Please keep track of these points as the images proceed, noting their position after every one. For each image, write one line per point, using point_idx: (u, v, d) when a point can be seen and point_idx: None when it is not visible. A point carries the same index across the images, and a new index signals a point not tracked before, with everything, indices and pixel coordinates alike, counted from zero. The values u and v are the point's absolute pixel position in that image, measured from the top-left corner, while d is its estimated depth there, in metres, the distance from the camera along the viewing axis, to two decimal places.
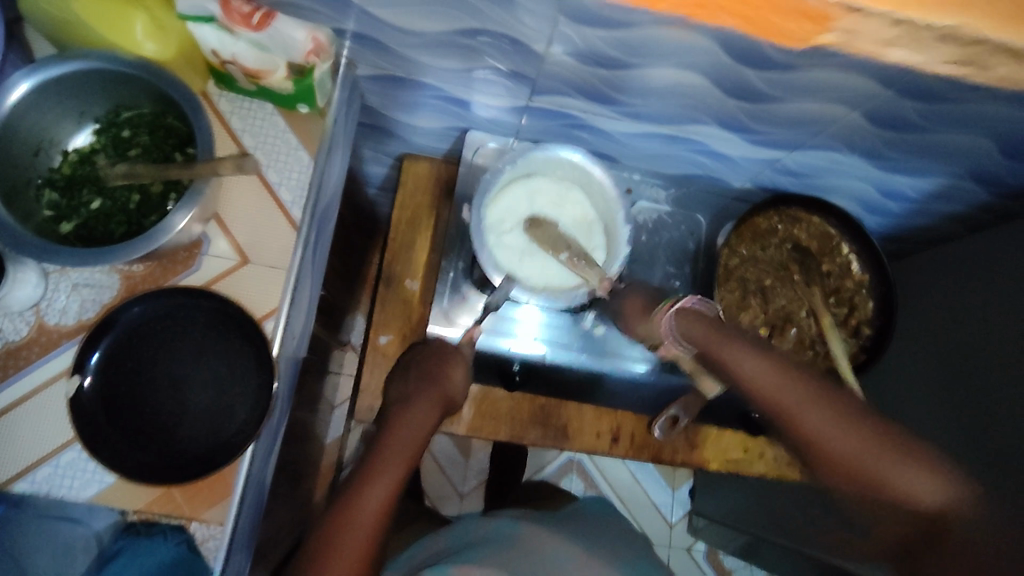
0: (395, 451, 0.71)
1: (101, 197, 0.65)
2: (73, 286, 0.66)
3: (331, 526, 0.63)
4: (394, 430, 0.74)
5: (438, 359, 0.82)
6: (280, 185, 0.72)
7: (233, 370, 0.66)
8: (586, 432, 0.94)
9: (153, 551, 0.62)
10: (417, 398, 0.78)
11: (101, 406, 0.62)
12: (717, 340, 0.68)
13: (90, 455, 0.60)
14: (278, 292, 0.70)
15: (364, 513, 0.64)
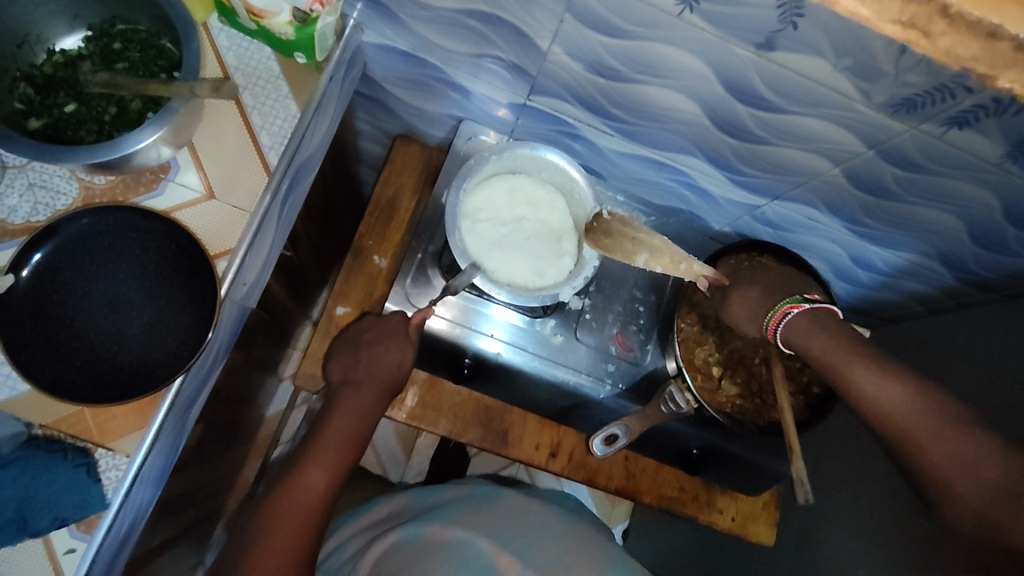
0: (332, 445, 0.71)
1: (77, 102, 0.64)
2: (28, 185, 0.65)
3: (257, 536, 0.64)
4: (330, 422, 0.73)
5: (379, 342, 0.77)
6: (262, 129, 0.71)
7: (173, 306, 0.64)
8: (525, 442, 0.92)
9: (50, 468, 0.59)
10: (354, 386, 0.75)
11: (28, 311, 0.60)
12: (838, 350, 0.67)
13: (5, 356, 0.57)
14: (238, 232, 0.68)
15: (307, 496, 0.67)
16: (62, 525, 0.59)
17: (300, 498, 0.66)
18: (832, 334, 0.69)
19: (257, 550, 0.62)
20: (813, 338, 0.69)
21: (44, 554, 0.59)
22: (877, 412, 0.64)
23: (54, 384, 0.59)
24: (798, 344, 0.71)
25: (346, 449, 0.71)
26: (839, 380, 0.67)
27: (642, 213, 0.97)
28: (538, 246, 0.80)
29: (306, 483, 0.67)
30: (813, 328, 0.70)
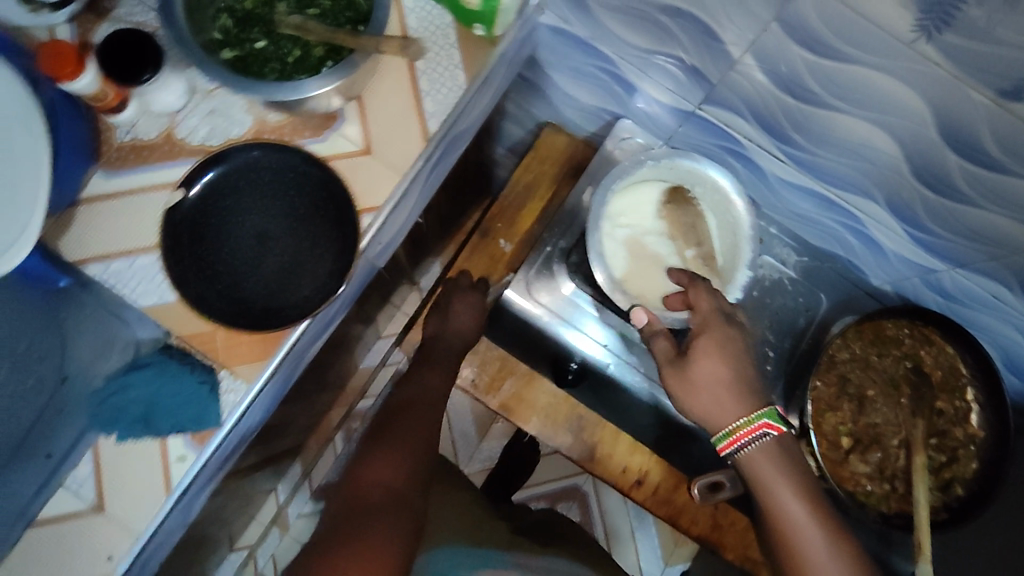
0: (427, 391, 0.77)
1: (267, 40, 0.67)
2: (210, 111, 0.69)
3: (366, 457, 0.68)
4: (424, 376, 0.79)
5: (460, 307, 0.85)
6: (427, 94, 0.71)
7: (310, 254, 0.65)
8: (614, 461, 0.88)
9: (177, 378, 0.62)
10: (439, 348, 0.83)
11: (189, 227, 0.63)
12: (775, 485, 0.64)
13: (163, 265, 0.61)
14: (387, 191, 0.69)
15: (379, 488, 0.63)
16: (179, 433, 0.62)
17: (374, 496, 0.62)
18: (795, 475, 0.64)
19: (371, 465, 0.67)
20: (769, 476, 0.64)
21: (156, 456, 0.62)
22: (780, 534, 0.63)
23: (198, 299, 0.62)
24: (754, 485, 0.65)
25: (424, 437, 0.71)
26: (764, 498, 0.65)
27: (793, 251, 0.89)
28: (676, 269, 0.74)
29: (411, 418, 0.73)
30: (775, 465, 0.64)
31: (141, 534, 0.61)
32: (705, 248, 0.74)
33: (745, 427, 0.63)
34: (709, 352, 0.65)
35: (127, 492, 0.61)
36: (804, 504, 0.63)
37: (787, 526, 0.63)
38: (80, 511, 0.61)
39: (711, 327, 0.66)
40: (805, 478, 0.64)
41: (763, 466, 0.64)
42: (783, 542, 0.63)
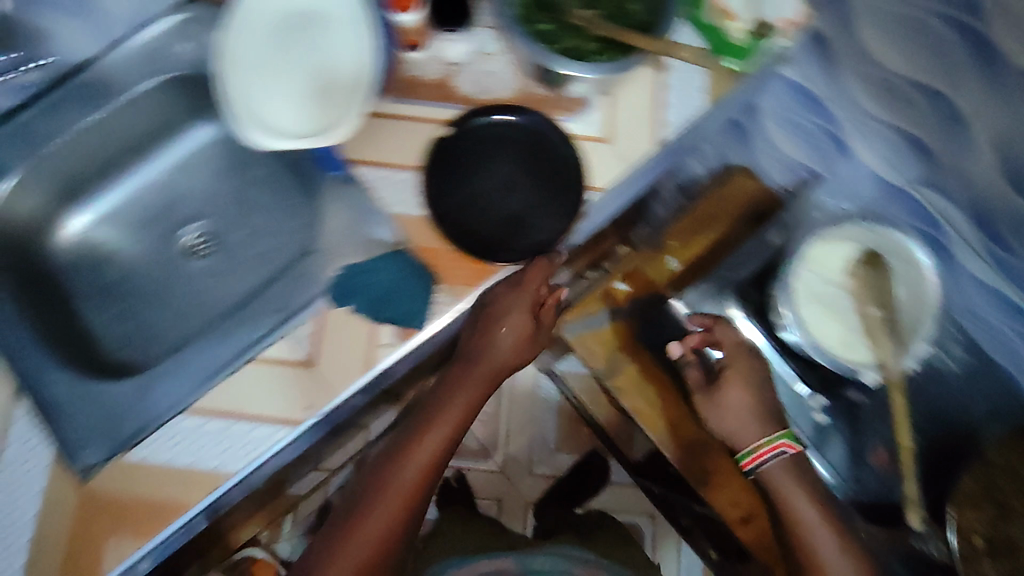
0: (433, 439, 0.67)
1: (551, 24, 0.76)
2: (484, 70, 0.80)
3: (377, 487, 0.66)
4: (428, 425, 0.68)
5: (511, 328, 0.69)
6: (670, 106, 0.80)
7: (541, 210, 0.75)
8: (725, 491, 0.82)
9: (406, 279, 0.73)
10: (463, 377, 0.70)
11: (451, 160, 0.76)
12: (791, 492, 0.74)
13: (425, 181, 0.75)
14: (615, 177, 0.77)
15: (364, 541, 0.64)
16: (388, 323, 0.72)
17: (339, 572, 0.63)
18: (802, 479, 0.75)
19: (370, 509, 0.65)
20: (788, 488, 0.74)
21: (363, 334, 0.72)
22: (786, 525, 0.73)
23: (442, 217, 0.75)
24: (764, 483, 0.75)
25: (433, 471, 0.67)
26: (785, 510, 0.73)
27: None
28: (854, 324, 0.78)
29: (420, 458, 0.66)
30: (788, 476, 0.75)
31: (338, 395, 0.71)
32: (890, 312, 0.77)
33: (759, 450, 0.75)
34: (733, 382, 0.78)
35: (335, 355, 0.72)
36: (818, 512, 0.73)
37: (802, 526, 0.72)
38: (293, 359, 0.72)
39: (736, 360, 0.80)
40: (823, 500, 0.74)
41: (790, 482, 0.74)
42: (796, 538, 0.73)
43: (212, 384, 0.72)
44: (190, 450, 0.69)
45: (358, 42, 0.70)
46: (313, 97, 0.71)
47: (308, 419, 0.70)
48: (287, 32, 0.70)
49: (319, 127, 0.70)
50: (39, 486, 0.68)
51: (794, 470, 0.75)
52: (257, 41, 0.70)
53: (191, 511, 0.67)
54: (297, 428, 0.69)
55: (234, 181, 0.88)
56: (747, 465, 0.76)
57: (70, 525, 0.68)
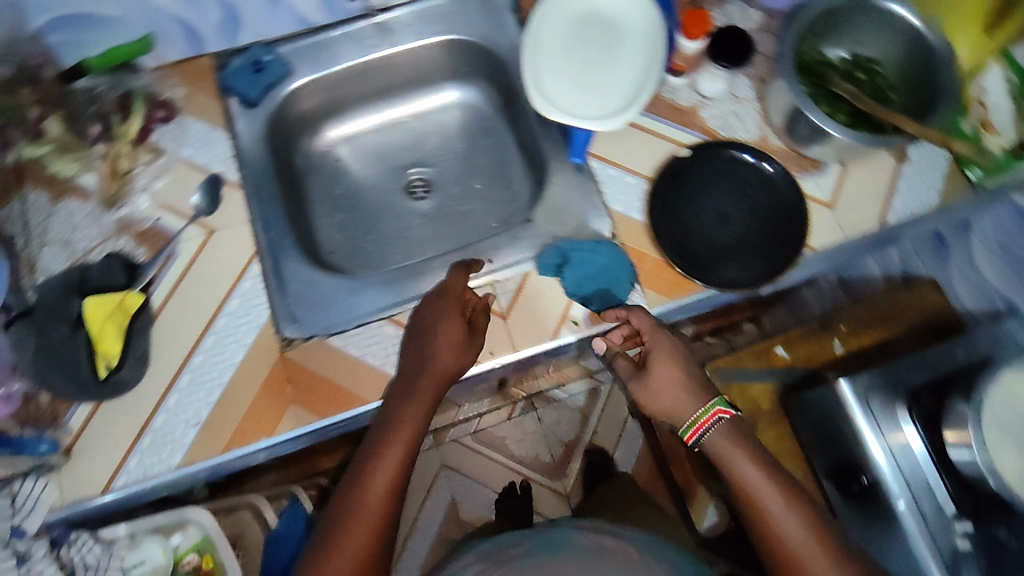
0: (395, 455, 0.65)
1: (811, 87, 0.82)
2: (732, 111, 0.85)
3: (360, 477, 0.64)
4: (399, 417, 0.68)
5: (443, 335, 0.72)
6: (900, 194, 0.82)
7: (743, 250, 0.79)
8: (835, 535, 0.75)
9: (610, 264, 0.77)
10: (412, 386, 0.70)
11: (680, 179, 0.82)
12: (737, 461, 0.66)
13: (652, 191, 0.81)
14: (829, 242, 0.80)
15: (373, 496, 0.63)
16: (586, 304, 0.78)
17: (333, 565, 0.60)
18: (745, 444, 0.67)
19: (366, 470, 0.64)
20: (730, 454, 0.67)
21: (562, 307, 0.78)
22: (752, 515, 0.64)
23: (658, 226, 0.80)
24: (711, 455, 0.68)
25: (419, 424, 0.68)
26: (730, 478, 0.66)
27: None
28: None
29: (388, 463, 0.65)
30: (731, 438, 0.67)
31: (515, 352, 0.77)
32: None
33: (697, 420, 0.68)
34: (664, 366, 0.71)
35: (523, 316, 0.78)
36: (757, 466, 0.65)
37: (766, 516, 0.63)
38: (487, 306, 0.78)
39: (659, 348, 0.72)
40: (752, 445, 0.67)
41: (722, 440, 0.67)
42: (756, 513, 0.64)
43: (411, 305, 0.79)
44: (380, 354, 0.76)
45: (646, 54, 0.77)
46: (588, 86, 0.77)
47: (484, 364, 0.76)
48: (584, 29, 0.79)
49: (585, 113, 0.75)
50: (250, 340, 0.77)
51: (724, 430, 0.67)
52: (559, 30, 0.79)
53: (365, 407, 0.74)
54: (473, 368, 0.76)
55: (462, 144, 0.99)
56: (691, 437, 0.69)
57: (262, 384, 0.75)
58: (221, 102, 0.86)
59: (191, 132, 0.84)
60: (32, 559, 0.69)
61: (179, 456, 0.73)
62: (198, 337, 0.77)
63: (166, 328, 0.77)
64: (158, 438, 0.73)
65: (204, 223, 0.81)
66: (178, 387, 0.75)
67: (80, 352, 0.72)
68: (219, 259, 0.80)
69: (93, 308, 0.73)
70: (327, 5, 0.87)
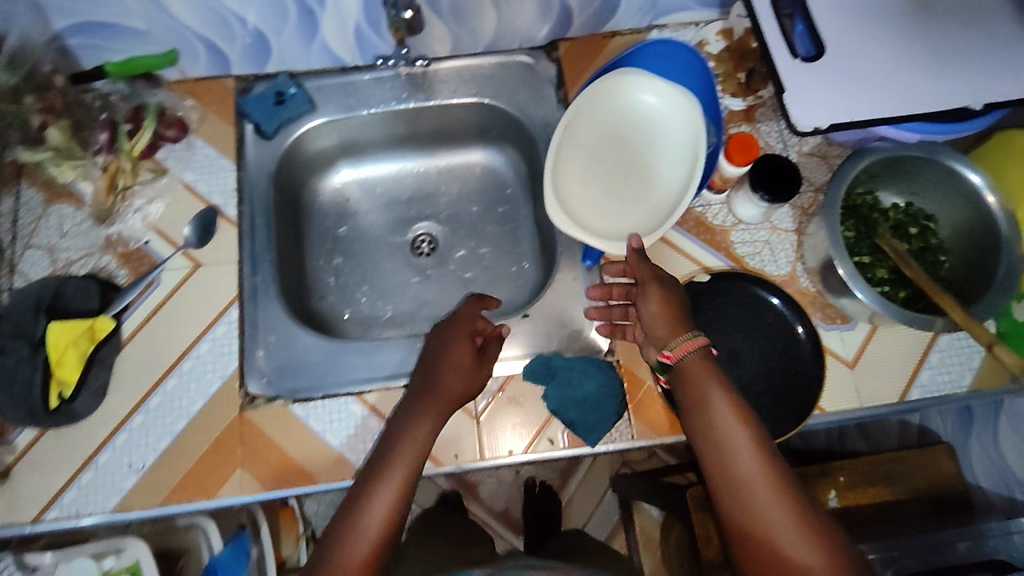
0: (392, 488, 0.60)
1: (852, 233, 0.76)
2: (766, 240, 0.78)
3: (359, 492, 0.60)
4: (409, 430, 0.64)
5: (451, 363, 0.68)
6: (929, 367, 0.74)
7: (748, 400, 0.72)
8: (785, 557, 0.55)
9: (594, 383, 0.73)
10: (417, 406, 0.66)
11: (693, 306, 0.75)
12: (707, 391, 0.62)
13: None
14: (841, 406, 0.73)
15: (376, 509, 0.59)
16: (566, 425, 0.71)
17: None
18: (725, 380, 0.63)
19: (370, 484, 0.60)
20: (702, 386, 0.63)
21: (538, 422, 0.72)
22: (713, 449, 0.61)
23: None
24: (683, 389, 0.64)
25: (423, 448, 0.63)
26: (699, 409, 0.62)
27: None
28: None
29: (388, 492, 0.59)
30: (709, 375, 0.63)
31: (482, 461, 0.71)
32: None
33: (679, 343, 0.65)
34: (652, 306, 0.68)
35: (497, 423, 0.73)
36: (726, 394, 0.61)
37: (728, 449, 0.60)
38: (460, 404, 0.73)
39: (651, 287, 0.69)
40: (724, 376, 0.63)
41: (696, 374, 0.63)
42: (715, 448, 0.60)
43: (382, 385, 0.75)
44: (341, 434, 0.73)
45: (677, 165, 0.73)
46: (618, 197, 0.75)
47: (446, 466, 0.71)
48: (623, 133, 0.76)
49: (607, 225, 0.73)
50: (212, 391, 0.74)
51: (702, 359, 0.63)
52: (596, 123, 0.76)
53: (315, 486, 0.71)
54: (434, 468, 0.71)
55: (479, 207, 0.94)
56: (675, 357, 0.65)
57: (213, 442, 0.72)
58: (236, 128, 0.83)
59: (198, 156, 0.81)
60: None
61: (115, 500, 0.70)
62: (161, 376, 0.74)
63: (131, 361, 0.74)
64: (99, 477, 0.70)
65: (191, 256, 0.78)
66: (130, 426, 0.72)
67: (35, 377, 0.68)
68: (200, 296, 0.77)
69: (57, 333, 0.69)
70: (362, 48, 0.83)
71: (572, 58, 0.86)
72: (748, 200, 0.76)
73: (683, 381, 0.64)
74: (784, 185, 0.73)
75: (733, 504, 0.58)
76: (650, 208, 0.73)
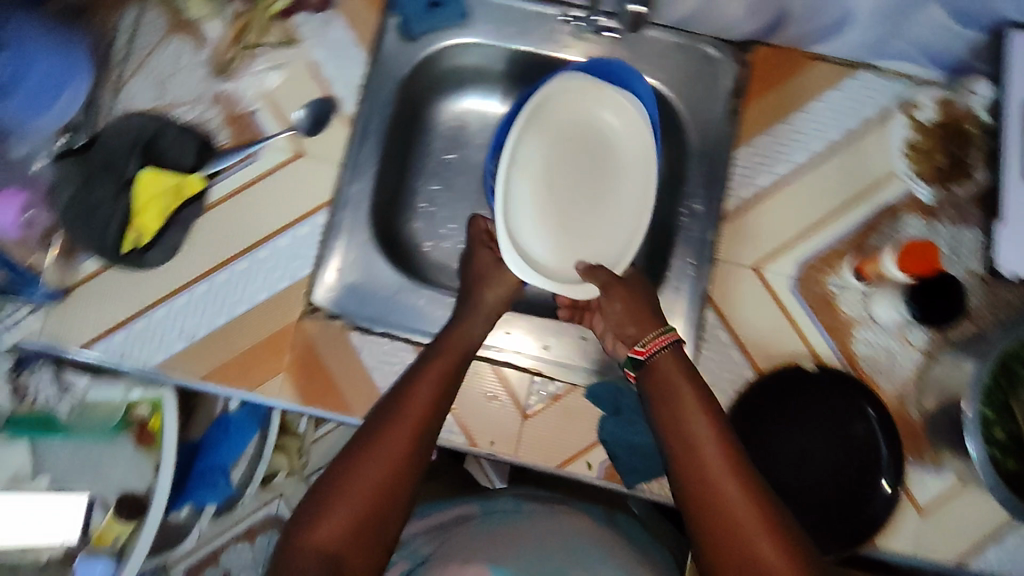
0: (399, 438, 0.58)
1: (992, 381, 0.64)
2: (890, 350, 0.71)
3: (360, 437, 0.59)
4: (421, 376, 0.63)
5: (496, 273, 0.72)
6: (998, 546, 0.67)
7: (797, 506, 0.68)
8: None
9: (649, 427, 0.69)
10: (428, 358, 0.65)
11: (790, 386, 0.69)
12: (678, 382, 0.61)
13: (747, 384, 0.70)
14: (892, 550, 0.67)
15: (377, 461, 0.57)
16: (607, 457, 0.69)
17: (305, 548, 0.54)
18: (694, 377, 0.62)
19: (373, 430, 0.59)
20: (676, 381, 0.61)
21: (582, 444, 0.69)
22: (689, 464, 0.57)
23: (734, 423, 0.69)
24: (652, 388, 0.62)
25: (443, 393, 0.63)
26: (673, 415, 0.60)
27: None
28: None
29: (392, 434, 0.59)
30: (683, 376, 0.62)
31: (514, 458, 0.70)
32: None
33: (651, 341, 0.64)
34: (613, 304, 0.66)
35: (542, 428, 0.70)
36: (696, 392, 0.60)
37: (699, 450, 0.58)
38: (513, 397, 0.71)
39: (617, 287, 0.66)
40: (698, 377, 0.62)
41: (666, 368, 0.62)
42: (686, 448, 0.58)
43: None
44: (387, 377, 0.70)
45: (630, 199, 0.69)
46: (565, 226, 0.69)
47: (479, 449, 0.70)
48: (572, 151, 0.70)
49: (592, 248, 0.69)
50: (277, 288, 0.71)
51: (672, 355, 0.63)
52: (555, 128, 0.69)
53: (346, 417, 0.69)
54: (467, 447, 0.69)
55: None
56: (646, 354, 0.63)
57: (264, 339, 0.70)
58: (380, 17, 0.76)
59: (333, 36, 0.76)
60: None
61: (158, 359, 0.70)
62: (233, 255, 0.71)
63: (208, 229, 0.71)
64: (150, 330, 0.70)
65: (296, 142, 0.73)
66: (190, 293, 0.70)
67: (115, 215, 0.68)
68: (293, 187, 0.73)
69: (146, 179, 0.68)
70: None
71: (764, 68, 0.76)
72: (896, 305, 0.69)
73: (655, 378, 0.62)
74: (942, 307, 0.68)
75: (705, 504, 0.56)
76: (618, 247, 0.68)
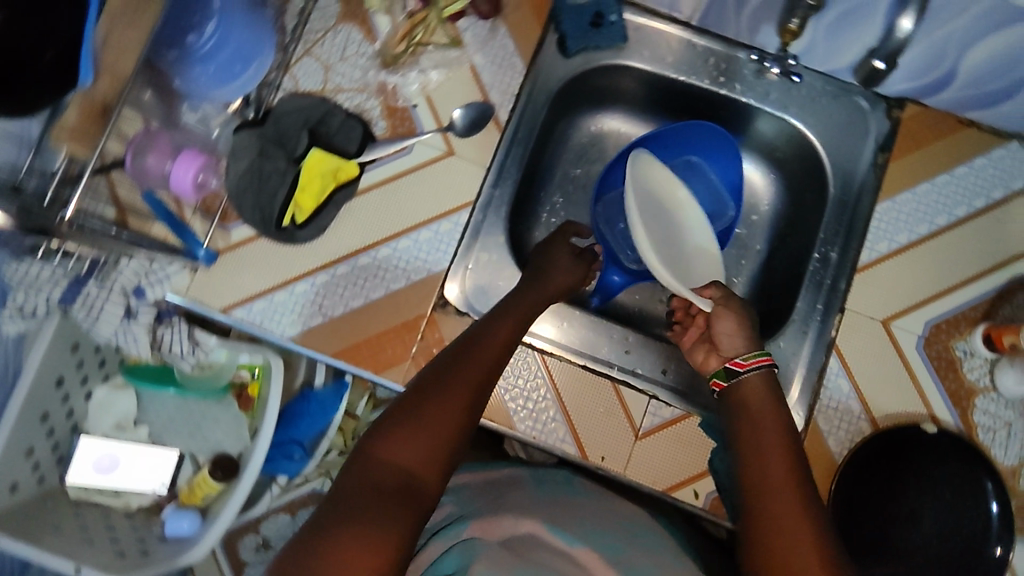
0: (463, 381, 0.57)
1: None
2: (1008, 423, 0.71)
3: (433, 368, 0.59)
4: (490, 323, 0.63)
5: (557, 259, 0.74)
6: None
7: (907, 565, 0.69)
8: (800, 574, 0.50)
9: None
10: (505, 306, 0.66)
11: (905, 444, 0.70)
12: (761, 397, 0.63)
13: (861, 439, 0.70)
14: None
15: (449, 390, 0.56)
16: (717, 489, 0.70)
17: (371, 462, 0.51)
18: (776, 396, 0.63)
19: (446, 363, 0.59)
20: (756, 395, 0.63)
21: (693, 472, 0.71)
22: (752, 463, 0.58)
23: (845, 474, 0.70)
24: (737, 403, 0.64)
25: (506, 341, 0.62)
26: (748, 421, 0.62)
27: None
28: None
29: (462, 367, 0.58)
30: (769, 392, 0.64)
31: (623, 475, 0.71)
32: None
33: (751, 357, 0.65)
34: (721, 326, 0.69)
35: (656, 451, 0.71)
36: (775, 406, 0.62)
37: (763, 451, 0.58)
38: (629, 416, 0.72)
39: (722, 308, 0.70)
40: (785, 406, 0.63)
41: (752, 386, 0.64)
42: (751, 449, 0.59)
43: (564, 353, 0.74)
44: (509, 380, 0.72)
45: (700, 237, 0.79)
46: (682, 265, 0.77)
47: (589, 462, 0.71)
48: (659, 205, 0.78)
49: (690, 280, 0.77)
50: (414, 278, 0.73)
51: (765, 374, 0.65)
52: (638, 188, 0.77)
53: None
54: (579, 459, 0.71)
55: None
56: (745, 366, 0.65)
57: (398, 323, 0.72)
58: (542, 30, 0.78)
59: (496, 43, 0.78)
60: (135, 319, 0.73)
61: (295, 331, 0.72)
62: (377, 241, 0.73)
63: (357, 212, 0.74)
64: (290, 302, 0.72)
65: (449, 141, 0.76)
66: (332, 272, 0.73)
67: (280, 191, 0.70)
68: (441, 184, 0.75)
69: (313, 160, 0.70)
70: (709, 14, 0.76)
71: (911, 127, 0.76)
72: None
73: (739, 392, 0.65)
74: None
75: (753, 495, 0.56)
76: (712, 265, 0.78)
